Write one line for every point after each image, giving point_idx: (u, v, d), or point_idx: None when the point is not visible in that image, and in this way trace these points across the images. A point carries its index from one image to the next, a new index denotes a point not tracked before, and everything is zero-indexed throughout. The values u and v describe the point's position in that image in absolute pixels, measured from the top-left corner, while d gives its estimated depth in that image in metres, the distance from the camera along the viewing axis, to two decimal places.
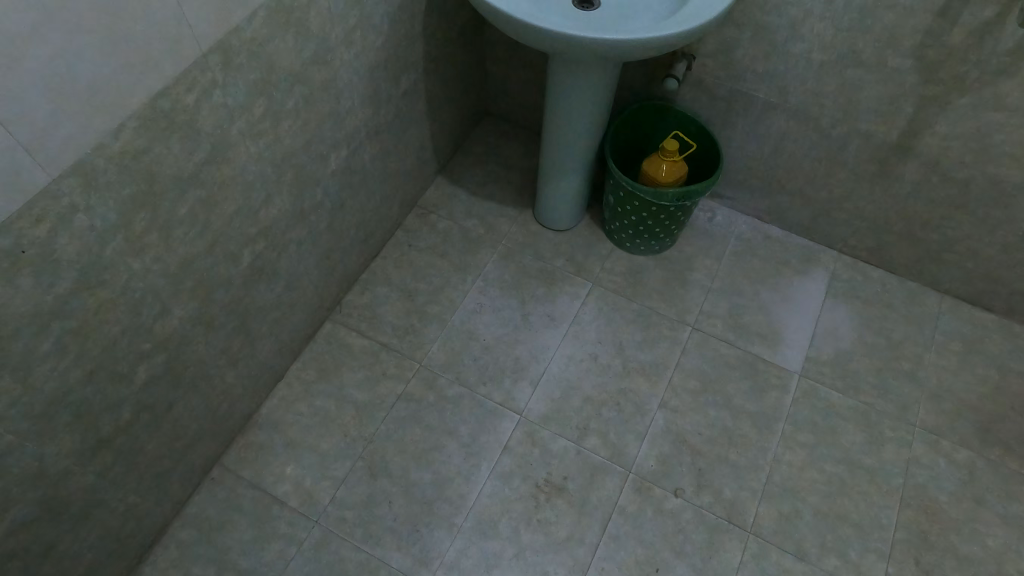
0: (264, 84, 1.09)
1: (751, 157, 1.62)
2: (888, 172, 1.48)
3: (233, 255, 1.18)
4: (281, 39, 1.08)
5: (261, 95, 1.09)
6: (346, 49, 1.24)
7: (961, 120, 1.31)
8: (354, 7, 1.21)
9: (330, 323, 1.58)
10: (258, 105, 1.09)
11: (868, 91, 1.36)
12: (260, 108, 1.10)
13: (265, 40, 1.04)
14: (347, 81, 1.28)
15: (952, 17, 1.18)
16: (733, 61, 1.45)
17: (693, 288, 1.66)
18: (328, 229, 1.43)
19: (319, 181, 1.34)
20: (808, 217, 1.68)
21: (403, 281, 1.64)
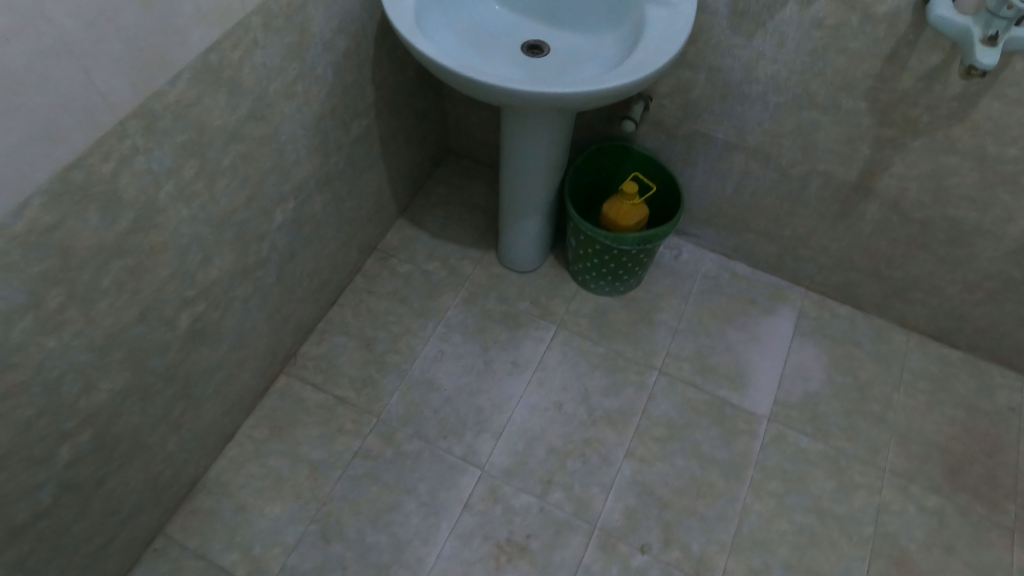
0: (195, 145, 1.04)
1: (714, 195, 1.60)
2: (850, 212, 1.47)
3: (168, 320, 1.13)
4: (212, 99, 1.04)
5: (193, 156, 1.05)
6: (288, 102, 1.20)
7: (917, 162, 1.32)
8: (294, 60, 1.17)
9: (284, 377, 1.53)
10: (189, 167, 1.05)
11: (824, 132, 1.35)
12: (192, 169, 1.06)
13: (192, 101, 1.00)
14: (291, 134, 1.25)
15: (901, 62, 1.19)
16: (691, 101, 1.42)
17: (660, 329, 1.61)
18: (276, 283, 1.38)
19: (265, 236, 1.29)
20: (774, 254, 1.66)
21: (361, 329, 1.60)
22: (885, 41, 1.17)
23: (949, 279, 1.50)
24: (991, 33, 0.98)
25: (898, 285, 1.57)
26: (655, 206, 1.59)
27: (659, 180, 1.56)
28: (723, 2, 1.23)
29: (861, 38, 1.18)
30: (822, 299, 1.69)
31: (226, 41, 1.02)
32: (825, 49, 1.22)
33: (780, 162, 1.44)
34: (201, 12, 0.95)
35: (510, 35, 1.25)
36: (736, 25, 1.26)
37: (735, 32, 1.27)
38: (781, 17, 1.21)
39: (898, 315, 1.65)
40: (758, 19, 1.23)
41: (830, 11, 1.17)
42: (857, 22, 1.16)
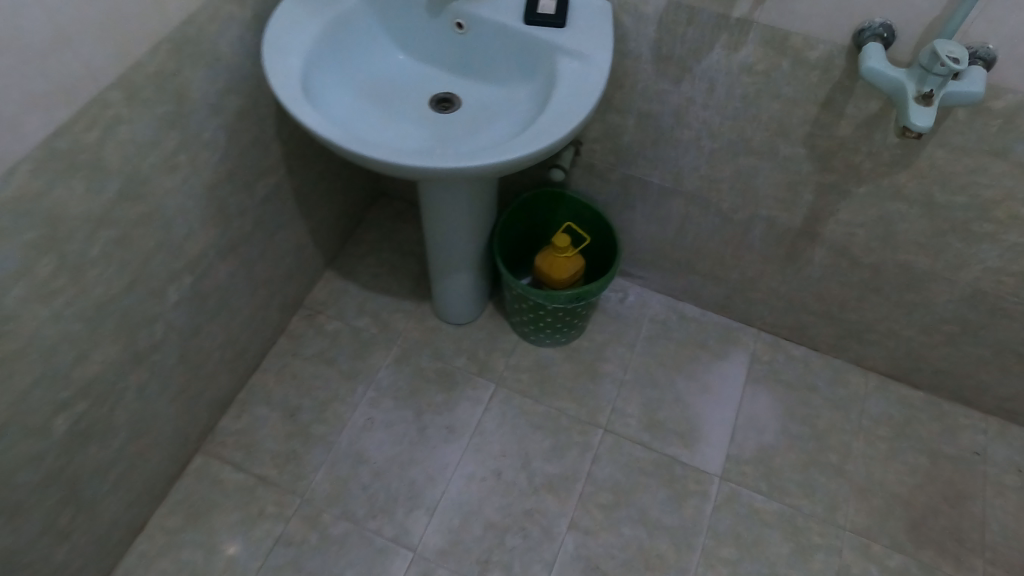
0: (52, 239, 0.94)
1: (657, 239, 1.51)
2: (797, 256, 1.39)
3: (38, 429, 1.02)
4: (65, 186, 0.93)
5: (48, 251, 0.94)
6: (168, 175, 1.10)
7: (863, 208, 1.23)
8: (171, 131, 1.08)
9: (201, 457, 1.42)
10: (45, 264, 0.94)
11: (764, 178, 1.26)
12: (48, 265, 0.95)
13: (38, 193, 0.89)
14: (180, 209, 1.15)
15: (837, 108, 1.10)
16: (622, 146, 1.33)
17: (605, 382, 1.51)
18: (177, 362, 1.28)
19: (158, 318, 1.20)
20: (723, 296, 1.57)
21: (285, 398, 1.49)
22: (820, 87, 1.08)
23: (906, 321, 1.42)
24: (926, 90, 0.89)
25: (853, 326, 1.49)
26: (594, 255, 1.49)
27: (595, 228, 1.46)
28: (647, 47, 1.13)
29: (795, 83, 1.09)
30: (776, 340, 1.61)
31: (77, 122, 0.91)
32: (757, 95, 1.13)
33: (720, 207, 1.36)
34: (36, 97, 0.84)
35: (420, 91, 1.16)
36: (662, 70, 1.16)
37: (662, 76, 1.17)
38: (708, 61, 1.11)
39: (855, 355, 1.57)
40: (685, 63, 1.13)
41: (759, 56, 1.08)
42: (789, 67, 1.07)
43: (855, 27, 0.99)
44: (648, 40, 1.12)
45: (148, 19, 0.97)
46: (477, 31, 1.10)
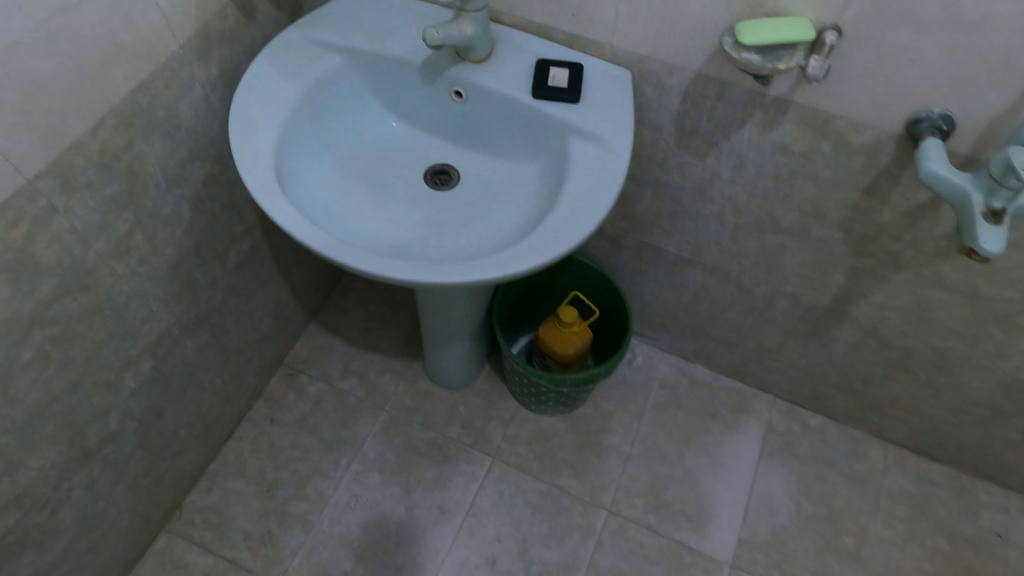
0: None
1: (669, 304, 1.39)
2: (821, 332, 1.27)
3: None
4: None
5: None
6: (121, 259, 0.98)
7: (899, 293, 1.12)
8: (123, 212, 0.95)
9: (166, 536, 1.30)
10: None
11: (791, 256, 1.14)
12: None
13: None
14: (135, 292, 1.02)
15: (881, 195, 0.97)
16: (636, 213, 1.21)
17: (610, 456, 1.42)
18: (137, 448, 1.16)
19: (112, 409, 1.07)
20: (737, 362, 1.46)
21: (261, 470, 1.37)
22: (863, 173, 0.95)
23: (933, 401, 1.32)
24: (995, 205, 0.78)
25: (876, 401, 1.39)
26: (601, 325, 1.38)
27: (603, 300, 1.35)
28: (669, 118, 1.01)
29: (834, 167, 0.96)
30: (791, 408, 1.51)
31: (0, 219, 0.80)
32: (790, 176, 1.01)
33: (741, 280, 1.24)
34: None
35: (413, 163, 1.04)
36: (685, 143, 1.03)
37: (684, 149, 1.04)
38: (738, 138, 0.99)
39: (874, 427, 1.47)
40: (711, 138, 1.01)
41: (796, 136, 0.94)
42: (829, 149, 0.94)
43: (910, 116, 0.86)
44: (670, 112, 1.00)
45: (92, 96, 0.85)
46: (477, 102, 0.98)
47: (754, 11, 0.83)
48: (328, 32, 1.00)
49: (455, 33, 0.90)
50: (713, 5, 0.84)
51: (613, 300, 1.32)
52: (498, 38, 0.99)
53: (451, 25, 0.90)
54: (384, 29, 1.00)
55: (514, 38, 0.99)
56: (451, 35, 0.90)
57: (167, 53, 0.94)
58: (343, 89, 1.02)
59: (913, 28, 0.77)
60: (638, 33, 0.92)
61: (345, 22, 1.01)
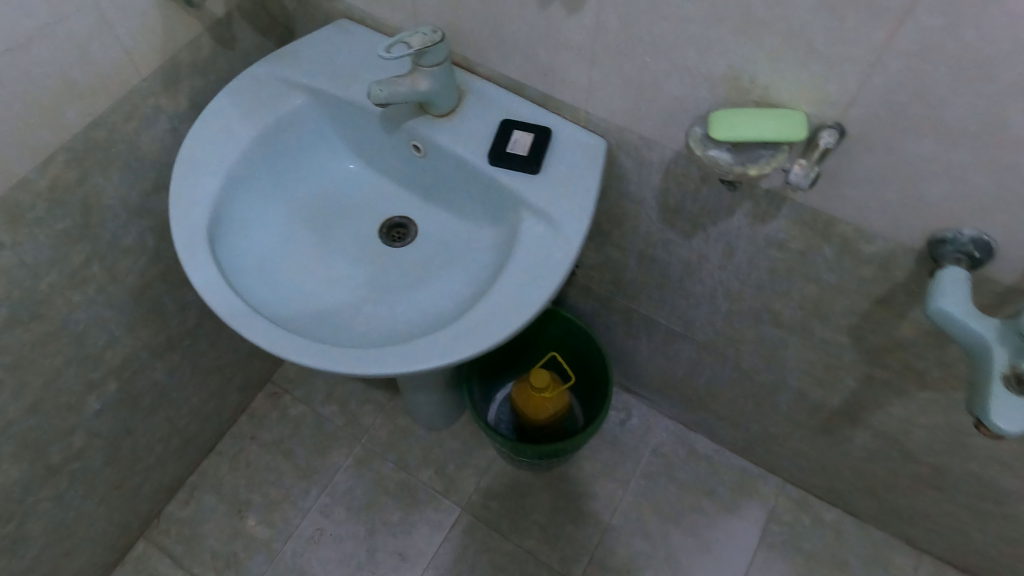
0: None
1: (665, 372, 1.27)
2: (833, 432, 1.11)
3: None
4: None
5: None
6: (77, 290, 0.96)
7: (925, 412, 0.94)
8: (77, 246, 0.93)
9: (142, 544, 1.34)
10: None
11: (793, 352, 0.99)
12: None
13: None
14: (96, 319, 1.01)
15: (897, 309, 0.81)
16: (623, 280, 1.09)
17: (588, 524, 1.32)
18: (106, 464, 1.18)
19: (75, 430, 1.08)
20: (741, 440, 1.32)
21: (235, 489, 1.38)
22: (874, 283, 0.79)
23: (979, 524, 1.12)
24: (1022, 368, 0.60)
25: (903, 509, 1.21)
26: (585, 387, 1.27)
27: (585, 365, 1.24)
28: (650, 194, 0.90)
29: (838, 271, 0.81)
30: (803, 496, 1.35)
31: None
32: (788, 273, 0.86)
33: (740, 365, 1.10)
34: None
35: (369, 212, 0.96)
36: (669, 221, 0.92)
37: (669, 226, 0.93)
38: (726, 225, 0.86)
39: (903, 533, 1.28)
40: (696, 220, 0.89)
41: (793, 232, 0.80)
42: (832, 253, 0.79)
43: (934, 235, 0.69)
44: (652, 187, 0.89)
45: (38, 133, 0.81)
46: (436, 159, 0.89)
47: (742, 97, 0.70)
48: (294, 69, 0.93)
49: (404, 88, 0.81)
50: (692, 84, 0.72)
51: (594, 367, 1.21)
52: (469, 90, 0.89)
53: (401, 80, 0.81)
54: (353, 72, 0.92)
55: (486, 92, 0.89)
56: (398, 91, 0.80)
57: (131, 86, 0.88)
58: (306, 130, 0.95)
59: (938, 138, 0.61)
60: (614, 102, 0.81)
61: (314, 60, 0.94)
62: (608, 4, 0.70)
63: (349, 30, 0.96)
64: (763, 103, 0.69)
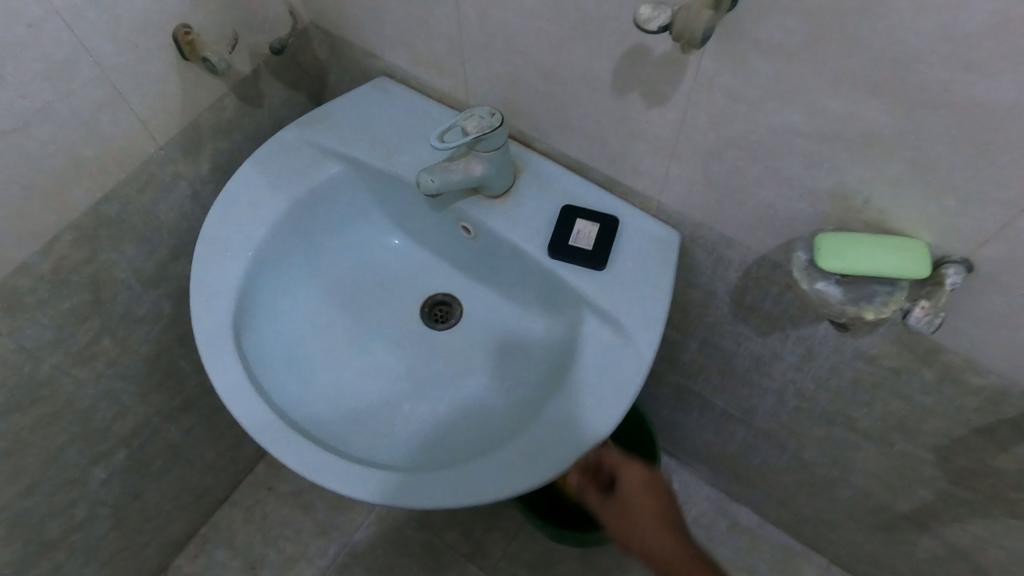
0: None
1: (714, 446, 1.19)
2: (895, 532, 1.03)
3: None
4: None
5: None
6: (83, 367, 0.91)
7: (1011, 539, 0.85)
8: (86, 323, 0.88)
9: None
10: None
11: (864, 456, 0.91)
12: None
13: None
14: (103, 392, 0.96)
15: (998, 442, 0.72)
16: (679, 360, 1.01)
17: None
18: (113, 528, 1.13)
19: (79, 500, 1.04)
20: (790, 520, 1.24)
21: (249, 544, 1.33)
22: (976, 414, 0.71)
23: None
24: None
25: None
26: None
27: (631, 444, 1.16)
28: (724, 288, 0.81)
29: (935, 395, 0.73)
30: None
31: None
32: (874, 387, 0.78)
33: (799, 455, 1.02)
34: None
35: (409, 288, 0.88)
36: (742, 316, 0.84)
37: (740, 321, 0.85)
38: (809, 331, 0.77)
39: None
40: (775, 320, 0.80)
41: (888, 350, 0.71)
42: (931, 377, 0.71)
43: None
44: (727, 283, 0.80)
45: (43, 215, 0.76)
46: (488, 242, 0.80)
47: (849, 215, 0.62)
48: (330, 134, 0.85)
49: (458, 175, 0.72)
50: (792, 194, 0.64)
51: (643, 449, 1.14)
52: (525, 167, 0.81)
53: (455, 165, 0.72)
54: (396, 140, 0.84)
55: (545, 170, 0.80)
56: (452, 178, 0.72)
57: (146, 156, 0.83)
58: (343, 199, 0.87)
59: None
60: (693, 198, 0.72)
61: (354, 125, 0.85)
62: (699, 104, 0.61)
63: (390, 89, 0.88)
64: (876, 226, 0.61)
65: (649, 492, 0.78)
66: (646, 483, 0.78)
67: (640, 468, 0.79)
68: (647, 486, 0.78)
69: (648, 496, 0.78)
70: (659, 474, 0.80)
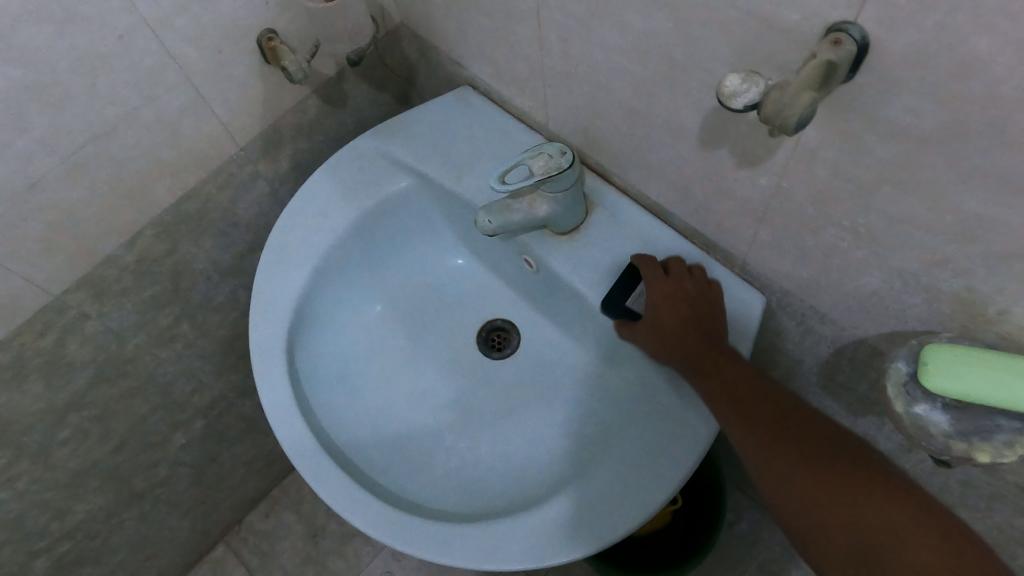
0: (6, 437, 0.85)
1: None
2: None
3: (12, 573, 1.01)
4: (17, 391, 0.82)
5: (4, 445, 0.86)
6: (165, 346, 0.96)
7: None
8: (166, 308, 0.92)
9: (222, 547, 1.39)
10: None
11: None
12: (5, 457, 0.87)
13: None
14: (182, 368, 1.02)
15: None
16: None
17: None
18: (191, 486, 1.21)
19: (161, 461, 1.11)
20: None
21: (314, 512, 1.40)
22: None
23: None
24: None
25: None
26: (691, 516, 1.10)
27: (699, 502, 1.09)
28: (813, 361, 0.71)
29: None
30: None
31: (26, 331, 0.78)
32: (995, 497, 0.66)
33: None
34: None
35: (470, 312, 0.85)
36: (831, 392, 0.73)
37: (829, 396, 0.74)
38: None
39: None
40: (869, 404, 0.70)
41: (1016, 468, 0.59)
42: None
43: None
44: (815, 356, 0.70)
45: (126, 212, 0.79)
46: (550, 280, 0.75)
47: (976, 323, 0.51)
48: (404, 147, 0.81)
49: (520, 215, 0.67)
50: (901, 288, 0.53)
51: (705, 509, 1.08)
52: (598, 203, 0.74)
53: (517, 203, 0.67)
54: (468, 158, 0.79)
55: (622, 209, 0.73)
56: (513, 219, 0.67)
57: (226, 157, 0.84)
58: (411, 213, 0.84)
59: None
60: (785, 268, 0.62)
61: (428, 138, 0.81)
62: (797, 176, 0.52)
63: (471, 103, 0.82)
64: (1009, 341, 0.50)
65: (672, 306, 0.64)
66: (671, 297, 0.65)
67: (662, 279, 0.66)
68: (671, 301, 0.64)
69: (674, 308, 0.64)
70: (689, 282, 0.66)
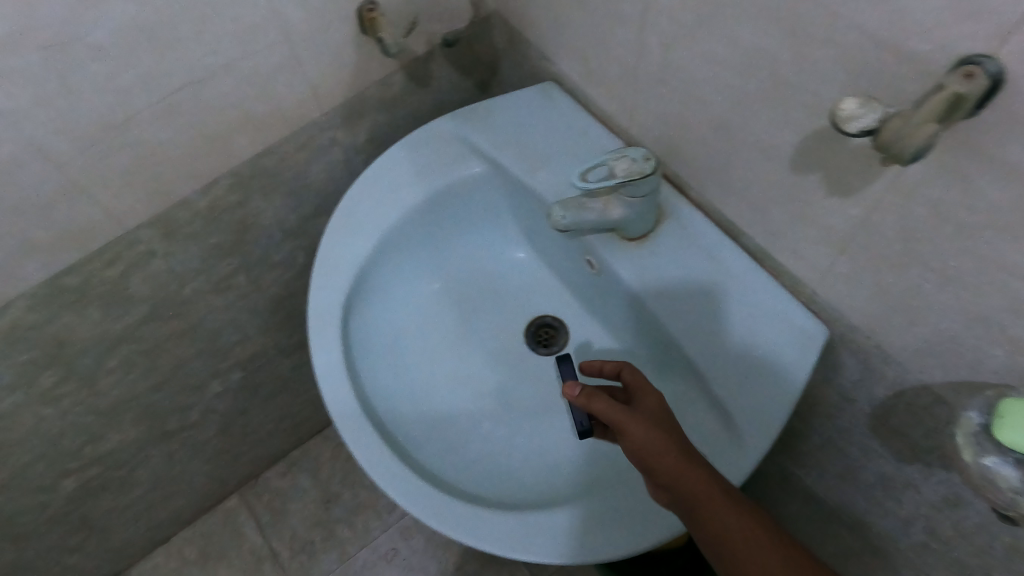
0: (59, 358, 0.88)
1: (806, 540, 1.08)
2: None
3: (42, 489, 1.04)
4: (78, 315, 0.85)
5: (57, 364, 0.88)
6: (220, 295, 0.99)
7: None
8: (227, 258, 0.95)
9: (236, 498, 1.42)
10: (49, 376, 0.89)
11: None
12: (55, 376, 0.90)
13: (40, 323, 0.82)
14: (231, 318, 1.04)
15: None
16: (793, 448, 0.90)
17: None
18: (217, 434, 1.24)
19: (195, 405, 1.14)
20: None
21: (330, 478, 1.42)
22: None
23: None
24: None
25: None
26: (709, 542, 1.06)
27: None
28: (866, 401, 0.70)
29: None
30: None
31: (95, 259, 0.81)
32: None
33: None
34: (37, 242, 0.74)
35: (522, 304, 0.86)
36: (879, 435, 0.72)
37: (875, 439, 0.73)
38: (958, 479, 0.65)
39: None
40: (917, 453, 0.68)
41: None
42: None
43: None
44: (870, 397, 0.69)
45: (206, 159, 0.81)
46: (609, 284, 0.75)
47: None
48: (482, 134, 0.82)
49: (592, 216, 0.67)
50: (979, 338, 0.52)
51: None
52: (669, 214, 0.73)
53: (591, 203, 0.67)
54: (544, 153, 0.80)
55: (693, 222, 0.73)
56: (586, 218, 0.67)
57: (308, 119, 0.86)
58: (478, 200, 0.84)
59: None
60: (856, 303, 0.62)
61: (507, 128, 0.82)
62: (890, 210, 0.51)
63: (554, 98, 0.83)
64: None
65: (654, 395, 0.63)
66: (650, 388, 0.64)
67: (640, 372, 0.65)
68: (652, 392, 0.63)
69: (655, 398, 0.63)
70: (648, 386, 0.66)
